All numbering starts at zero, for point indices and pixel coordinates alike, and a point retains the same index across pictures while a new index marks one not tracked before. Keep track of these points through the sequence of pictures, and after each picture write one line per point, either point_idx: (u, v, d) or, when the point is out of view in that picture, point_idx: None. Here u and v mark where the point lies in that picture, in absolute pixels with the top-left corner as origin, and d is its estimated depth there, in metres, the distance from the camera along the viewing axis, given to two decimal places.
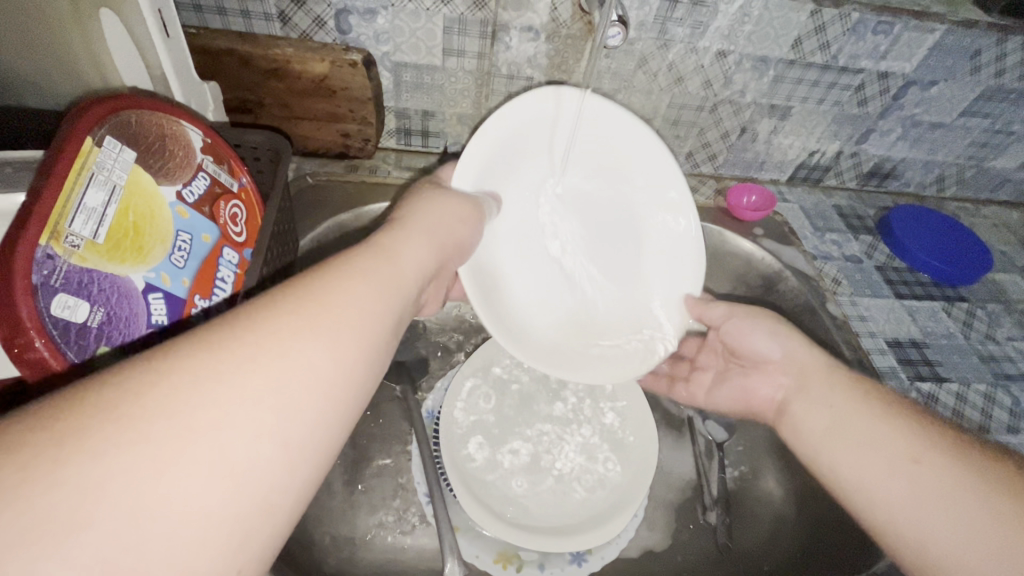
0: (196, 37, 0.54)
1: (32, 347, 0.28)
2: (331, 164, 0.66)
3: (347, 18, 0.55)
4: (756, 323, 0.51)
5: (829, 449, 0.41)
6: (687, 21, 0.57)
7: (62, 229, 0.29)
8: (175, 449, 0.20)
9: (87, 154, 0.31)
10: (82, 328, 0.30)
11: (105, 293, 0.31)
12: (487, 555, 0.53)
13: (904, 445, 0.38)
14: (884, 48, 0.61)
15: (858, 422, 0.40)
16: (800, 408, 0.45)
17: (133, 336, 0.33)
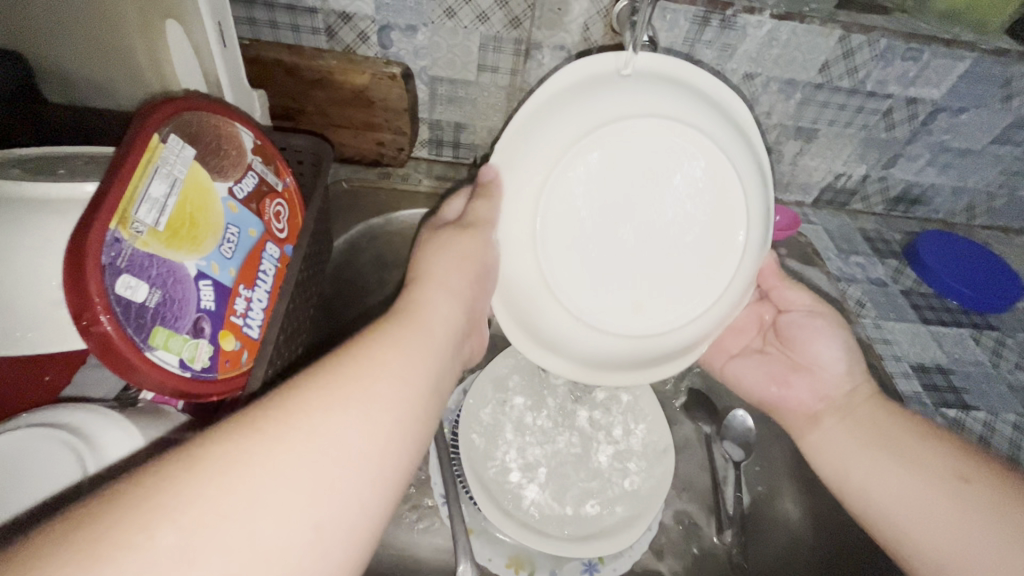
0: (249, 48, 0.57)
1: (98, 322, 0.30)
2: (366, 171, 0.68)
3: (388, 34, 0.58)
4: (836, 336, 0.53)
5: (864, 465, 0.45)
6: (715, 44, 0.59)
7: (129, 216, 0.32)
8: (209, 524, 0.22)
9: (154, 150, 0.34)
10: (141, 307, 0.32)
11: (162, 277, 0.34)
12: (499, 558, 0.54)
13: (950, 469, 0.41)
14: (913, 74, 0.61)
15: (892, 443, 0.44)
16: (831, 420, 0.49)
17: (184, 318, 0.35)
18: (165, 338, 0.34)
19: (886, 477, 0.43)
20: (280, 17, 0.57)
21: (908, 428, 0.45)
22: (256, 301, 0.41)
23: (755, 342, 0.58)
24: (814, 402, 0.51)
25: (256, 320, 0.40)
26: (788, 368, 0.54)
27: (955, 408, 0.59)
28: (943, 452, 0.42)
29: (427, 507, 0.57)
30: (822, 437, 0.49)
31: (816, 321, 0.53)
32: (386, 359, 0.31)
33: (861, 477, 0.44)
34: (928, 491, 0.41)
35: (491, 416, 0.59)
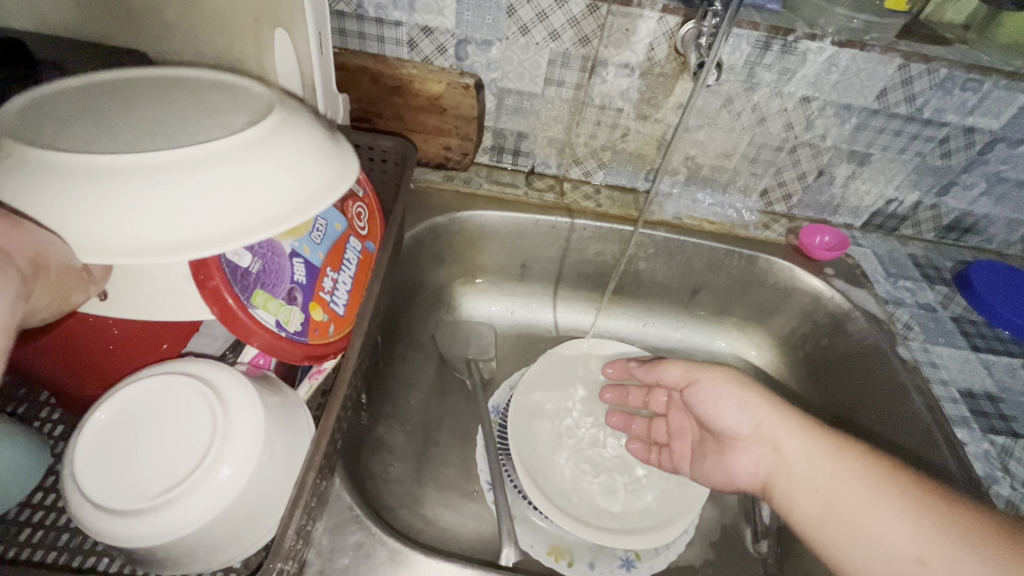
0: (339, 56, 0.63)
1: (211, 280, 0.36)
2: (431, 173, 0.73)
3: (465, 47, 0.63)
4: (725, 390, 0.54)
5: (824, 536, 0.45)
6: (775, 68, 0.61)
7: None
8: None
9: None
10: (245, 271, 0.38)
11: (263, 249, 0.40)
12: (541, 546, 0.56)
13: (910, 546, 0.40)
14: (971, 104, 0.62)
15: (849, 509, 0.44)
16: (786, 482, 0.49)
17: (280, 287, 0.40)
18: (264, 299, 0.39)
19: (858, 546, 0.42)
20: (369, 28, 0.62)
21: (866, 494, 0.44)
22: (341, 284, 0.45)
23: (698, 434, 0.59)
24: (758, 472, 0.51)
25: (341, 300, 0.44)
26: (723, 445, 0.54)
27: (1004, 436, 0.58)
28: (896, 498, 0.42)
29: (473, 493, 0.61)
30: (780, 499, 0.49)
31: (705, 385, 0.56)
32: None
33: (828, 541, 0.44)
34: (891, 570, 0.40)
35: (538, 412, 0.63)
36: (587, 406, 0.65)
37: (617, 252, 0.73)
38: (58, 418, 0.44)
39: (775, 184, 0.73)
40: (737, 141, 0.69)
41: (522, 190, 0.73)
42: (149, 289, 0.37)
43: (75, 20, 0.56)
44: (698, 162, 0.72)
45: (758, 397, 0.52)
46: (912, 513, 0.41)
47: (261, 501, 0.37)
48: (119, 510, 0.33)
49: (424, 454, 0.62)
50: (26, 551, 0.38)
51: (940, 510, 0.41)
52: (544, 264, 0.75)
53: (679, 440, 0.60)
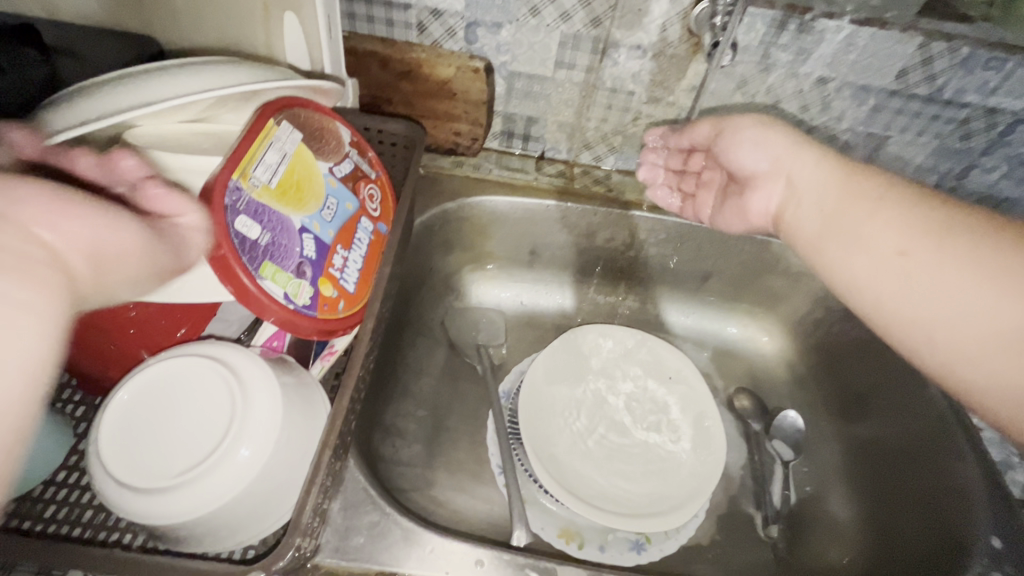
0: (348, 40, 0.63)
1: (219, 248, 0.35)
2: (440, 159, 0.72)
3: (475, 30, 0.62)
4: (751, 132, 0.55)
5: (831, 241, 0.48)
6: (791, 48, 0.60)
7: (248, 173, 0.37)
8: None
9: (269, 128, 0.40)
10: (253, 243, 0.36)
11: (272, 223, 0.38)
12: (552, 529, 0.57)
13: (895, 243, 0.44)
14: (994, 84, 0.61)
15: (851, 215, 0.47)
16: (796, 208, 0.52)
17: (289, 261, 0.38)
18: (273, 271, 0.37)
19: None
20: (377, 12, 0.62)
21: (879, 213, 0.46)
22: (352, 262, 0.43)
23: (721, 180, 0.62)
24: (770, 208, 0.55)
25: (351, 278, 0.43)
26: (737, 180, 0.58)
27: None
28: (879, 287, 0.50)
29: (484, 476, 0.61)
30: (790, 229, 0.53)
31: (726, 127, 0.57)
32: None
33: (887, 294, 0.44)
34: (930, 262, 0.42)
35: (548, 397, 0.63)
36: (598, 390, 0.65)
37: (628, 238, 0.73)
38: (80, 399, 0.45)
39: None
40: None
41: (532, 176, 0.73)
42: None
43: (83, 6, 0.56)
44: None
45: (790, 134, 0.53)
46: (896, 211, 0.45)
47: (277, 484, 0.37)
48: (142, 487, 0.34)
49: (436, 437, 0.63)
50: (53, 526, 0.39)
51: (944, 220, 0.43)
52: (555, 250, 0.75)
53: (705, 189, 0.63)
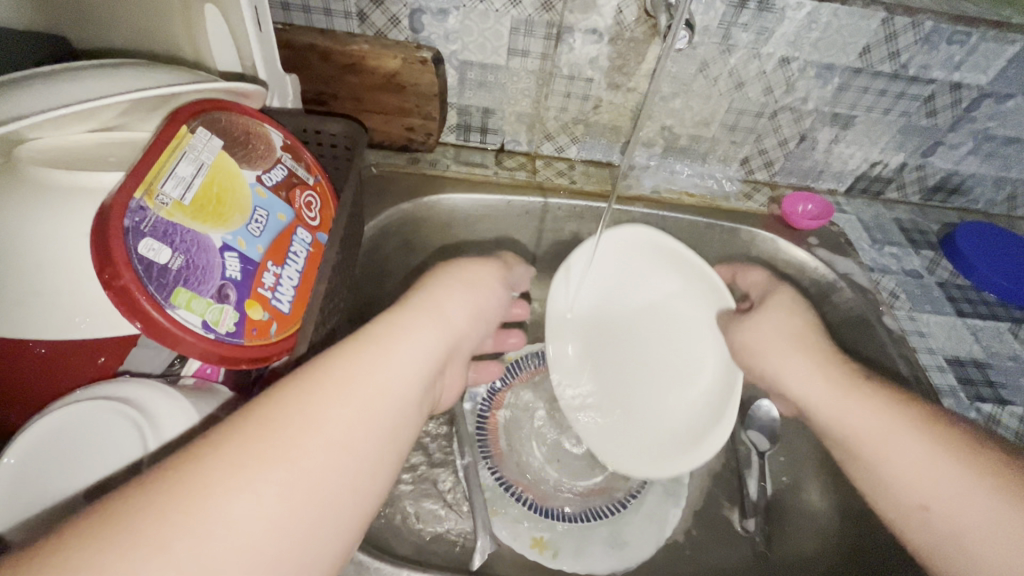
0: (283, 33, 0.58)
1: (119, 276, 0.32)
2: (394, 156, 0.69)
3: (420, 18, 0.58)
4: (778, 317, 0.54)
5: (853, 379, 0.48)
6: (752, 27, 0.57)
7: (155, 189, 0.34)
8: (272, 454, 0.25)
9: (181, 137, 0.37)
10: (162, 268, 0.33)
11: (186, 244, 0.35)
12: (524, 540, 0.55)
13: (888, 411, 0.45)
14: (958, 59, 0.59)
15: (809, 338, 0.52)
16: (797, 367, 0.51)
17: (207, 285, 0.35)
18: (187, 298, 0.34)
19: (876, 484, 0.44)
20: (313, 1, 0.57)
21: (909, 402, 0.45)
22: (286, 278, 0.40)
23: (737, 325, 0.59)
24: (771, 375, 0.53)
25: (286, 296, 0.39)
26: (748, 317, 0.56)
27: (990, 403, 0.58)
28: (959, 477, 0.40)
29: None
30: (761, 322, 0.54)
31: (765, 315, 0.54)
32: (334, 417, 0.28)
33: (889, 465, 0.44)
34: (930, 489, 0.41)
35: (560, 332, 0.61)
36: (613, 308, 0.61)
37: (594, 230, 0.70)
38: None
39: (755, 152, 0.70)
40: (716, 109, 0.65)
41: (492, 170, 0.70)
42: (66, 305, 0.34)
43: None
44: (675, 132, 0.69)
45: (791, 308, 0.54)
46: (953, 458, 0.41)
47: None
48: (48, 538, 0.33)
49: None
50: None
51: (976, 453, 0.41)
52: (520, 246, 0.72)
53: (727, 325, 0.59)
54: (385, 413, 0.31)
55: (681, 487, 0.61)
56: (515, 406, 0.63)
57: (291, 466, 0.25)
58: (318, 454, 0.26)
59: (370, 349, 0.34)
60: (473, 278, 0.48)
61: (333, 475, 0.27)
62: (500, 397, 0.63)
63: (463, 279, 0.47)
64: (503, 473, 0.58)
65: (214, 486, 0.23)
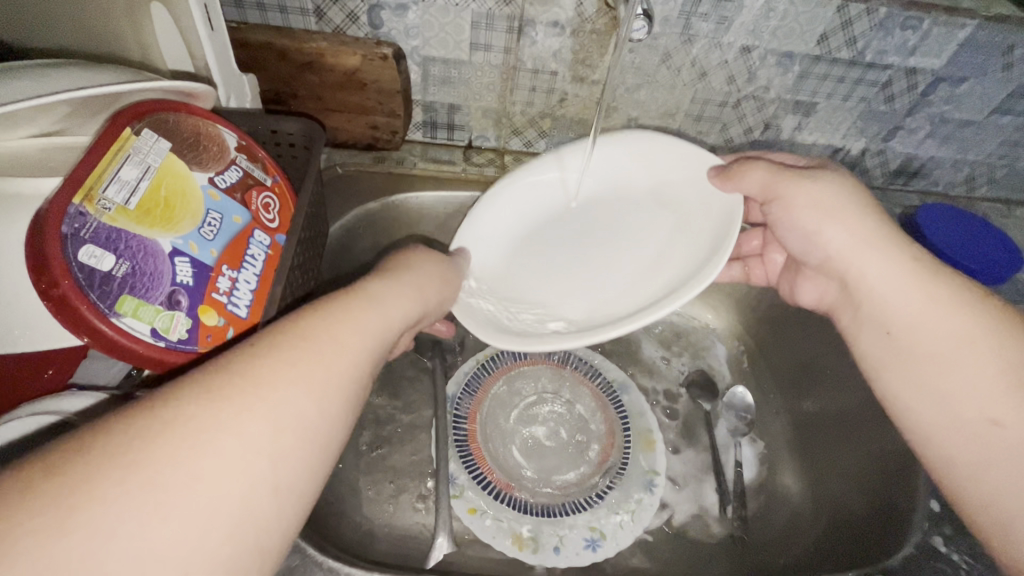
0: (237, 31, 0.57)
1: (58, 284, 0.31)
2: (360, 155, 0.68)
3: (378, 13, 0.57)
4: (810, 197, 0.47)
5: (911, 288, 0.43)
6: (712, 17, 0.58)
7: (96, 194, 0.34)
8: (155, 475, 0.24)
9: (125, 139, 0.36)
10: (105, 275, 0.33)
11: (131, 250, 0.34)
12: (503, 537, 0.54)
13: (953, 332, 0.41)
14: (913, 44, 0.60)
15: (874, 249, 0.44)
16: (862, 279, 0.45)
17: (155, 292, 0.34)
18: (134, 306, 0.34)
19: (931, 400, 0.42)
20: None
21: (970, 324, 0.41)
22: (243, 282, 0.39)
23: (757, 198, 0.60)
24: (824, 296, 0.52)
25: (243, 301, 0.38)
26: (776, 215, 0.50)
27: None
28: (988, 399, 0.39)
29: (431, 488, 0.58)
30: (788, 202, 0.48)
31: (780, 195, 0.48)
32: (238, 419, 0.27)
33: (914, 404, 0.43)
34: (943, 420, 0.41)
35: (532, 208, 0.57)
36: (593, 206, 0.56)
37: None
38: None
39: (721, 142, 0.71)
40: (681, 99, 0.66)
41: (460, 167, 0.69)
42: (4, 319, 0.33)
43: None
44: (641, 123, 0.69)
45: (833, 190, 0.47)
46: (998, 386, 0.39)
47: None
48: None
49: (374, 452, 0.59)
50: None
51: None
52: None
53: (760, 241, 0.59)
54: (328, 416, 0.31)
55: (658, 479, 0.60)
56: (491, 402, 0.63)
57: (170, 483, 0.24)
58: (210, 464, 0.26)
59: (304, 350, 0.31)
60: (433, 275, 0.45)
61: (284, 460, 0.28)
62: (477, 396, 0.63)
63: (420, 280, 0.43)
64: (482, 470, 0.58)
65: (121, 506, 0.23)
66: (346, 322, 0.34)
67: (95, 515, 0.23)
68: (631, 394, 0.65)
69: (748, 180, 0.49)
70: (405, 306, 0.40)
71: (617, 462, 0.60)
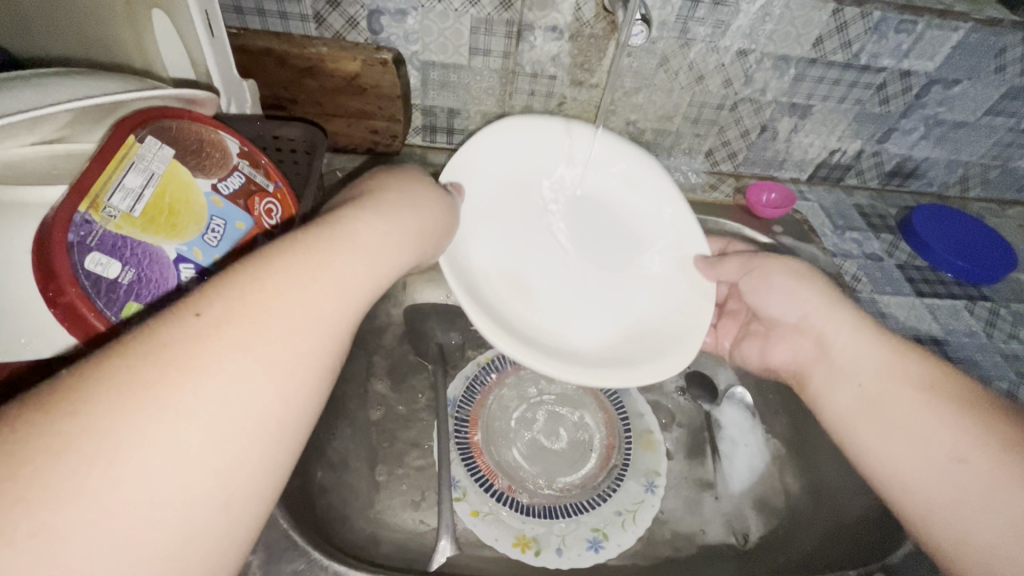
0: (237, 37, 0.57)
1: (64, 292, 0.31)
2: (360, 159, 0.68)
3: (378, 19, 0.58)
4: (783, 278, 0.52)
5: (865, 340, 0.45)
6: (708, 21, 0.58)
7: (101, 202, 0.34)
8: (115, 437, 0.22)
9: (129, 147, 0.36)
10: (111, 283, 0.33)
11: (137, 257, 0.34)
12: (506, 539, 0.55)
13: (913, 382, 0.42)
14: (907, 47, 0.61)
15: (837, 311, 0.47)
16: (822, 368, 0.48)
17: (160, 299, 0.35)
18: (140, 313, 0.34)
19: (898, 442, 0.41)
20: (267, 4, 0.56)
21: (925, 372, 0.42)
22: None
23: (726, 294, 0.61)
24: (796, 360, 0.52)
25: None
26: (752, 282, 0.54)
27: None
28: (951, 439, 0.39)
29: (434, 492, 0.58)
30: (761, 280, 0.53)
31: (756, 269, 0.53)
32: (210, 373, 0.24)
33: (880, 449, 0.42)
34: (918, 460, 0.40)
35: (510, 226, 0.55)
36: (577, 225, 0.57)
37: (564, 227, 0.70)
38: None
39: (718, 144, 0.72)
40: (678, 102, 0.66)
41: None
42: (7, 327, 0.33)
43: None
44: (640, 126, 0.69)
45: (799, 272, 0.51)
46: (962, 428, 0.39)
47: None
48: None
49: (376, 455, 0.59)
50: None
51: (994, 427, 0.38)
52: None
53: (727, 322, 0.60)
54: (323, 347, 0.29)
55: (659, 480, 0.60)
56: (492, 405, 0.63)
57: (131, 446, 0.22)
58: (177, 428, 0.23)
59: (281, 297, 0.28)
60: (425, 207, 0.41)
61: (259, 419, 0.25)
62: (479, 399, 0.63)
63: (414, 211, 0.39)
64: (484, 472, 0.58)
65: (79, 469, 0.21)
66: (329, 254, 0.31)
67: (75, 458, 0.21)
68: (631, 395, 0.65)
69: (727, 268, 0.53)
70: (395, 252, 0.36)
71: (619, 463, 0.60)
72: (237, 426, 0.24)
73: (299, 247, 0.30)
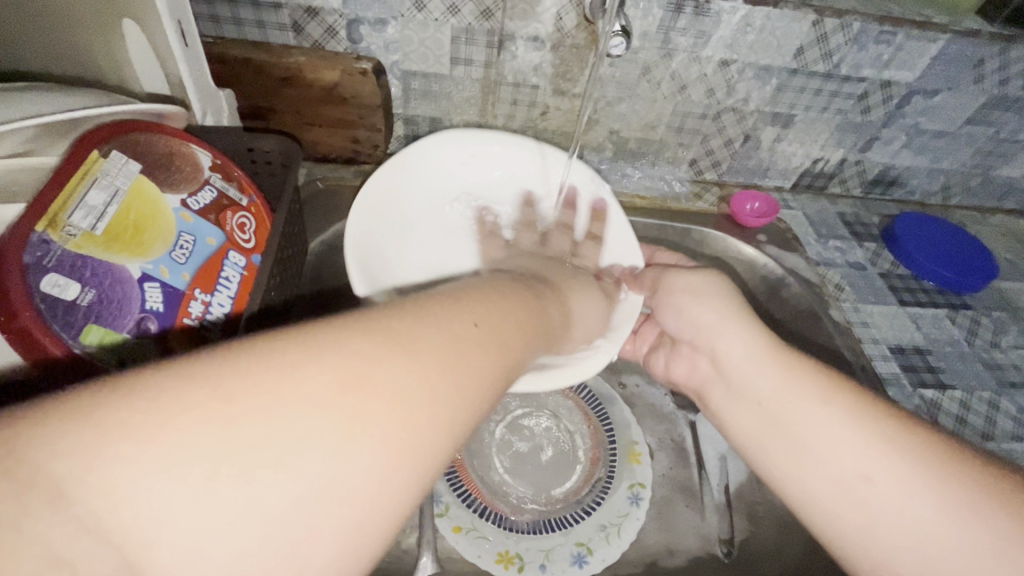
0: (213, 46, 0.56)
1: (18, 315, 0.30)
2: (341, 169, 0.67)
3: (357, 28, 0.57)
4: (693, 283, 0.50)
5: (765, 360, 0.43)
6: (690, 32, 0.58)
7: (61, 221, 0.33)
8: (234, 412, 0.19)
9: (92, 162, 0.35)
10: (69, 305, 0.32)
11: (98, 277, 0.33)
12: (488, 556, 0.54)
13: (810, 392, 0.39)
14: (887, 57, 0.61)
15: (735, 323, 0.45)
16: (721, 378, 0.46)
17: (124, 319, 0.34)
18: (100, 336, 0.32)
19: (800, 464, 0.38)
20: (244, 13, 0.55)
21: (826, 381, 0.40)
22: (217, 305, 0.38)
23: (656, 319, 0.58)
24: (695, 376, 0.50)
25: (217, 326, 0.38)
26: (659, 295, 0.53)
27: (932, 389, 0.60)
28: (857, 452, 0.36)
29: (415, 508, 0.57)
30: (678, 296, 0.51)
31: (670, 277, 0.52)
32: (349, 373, 0.21)
33: (805, 479, 0.38)
34: (826, 485, 0.37)
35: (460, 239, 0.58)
36: None
37: None
38: None
39: (702, 154, 0.72)
40: (661, 112, 0.66)
41: None
42: None
43: None
44: (623, 136, 0.69)
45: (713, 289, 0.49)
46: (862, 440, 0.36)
47: None
48: None
49: None
50: None
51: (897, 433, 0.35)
52: None
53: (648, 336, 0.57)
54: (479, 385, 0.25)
55: (645, 492, 0.59)
56: None
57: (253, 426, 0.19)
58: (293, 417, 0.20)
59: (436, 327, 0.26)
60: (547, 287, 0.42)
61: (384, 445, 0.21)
62: None
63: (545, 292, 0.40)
64: (466, 487, 0.57)
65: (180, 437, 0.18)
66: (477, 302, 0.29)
67: (178, 423, 0.18)
68: (616, 406, 0.65)
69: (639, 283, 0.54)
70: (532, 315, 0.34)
71: (603, 476, 0.60)
72: (352, 443, 0.20)
73: (394, 311, 0.25)
